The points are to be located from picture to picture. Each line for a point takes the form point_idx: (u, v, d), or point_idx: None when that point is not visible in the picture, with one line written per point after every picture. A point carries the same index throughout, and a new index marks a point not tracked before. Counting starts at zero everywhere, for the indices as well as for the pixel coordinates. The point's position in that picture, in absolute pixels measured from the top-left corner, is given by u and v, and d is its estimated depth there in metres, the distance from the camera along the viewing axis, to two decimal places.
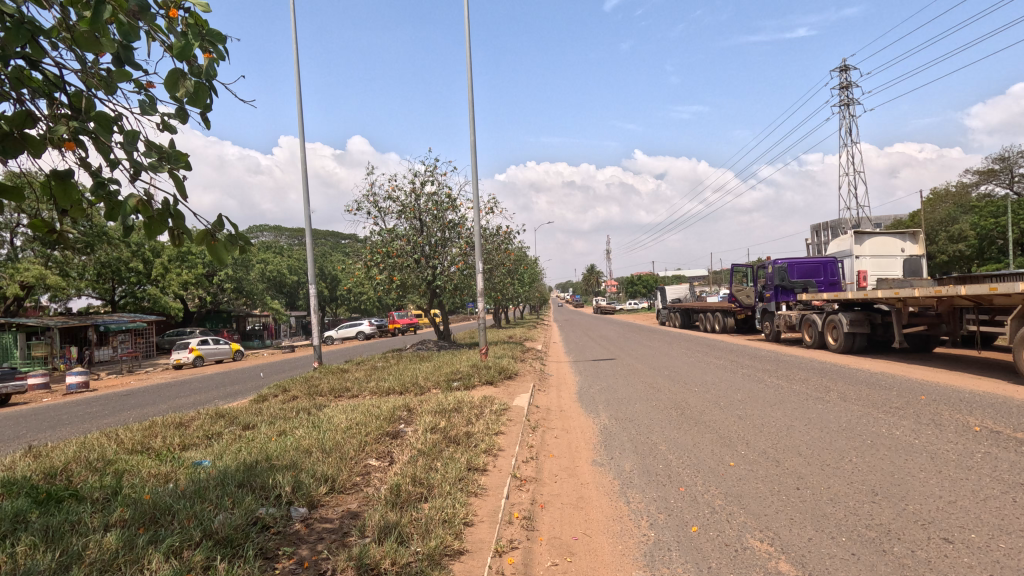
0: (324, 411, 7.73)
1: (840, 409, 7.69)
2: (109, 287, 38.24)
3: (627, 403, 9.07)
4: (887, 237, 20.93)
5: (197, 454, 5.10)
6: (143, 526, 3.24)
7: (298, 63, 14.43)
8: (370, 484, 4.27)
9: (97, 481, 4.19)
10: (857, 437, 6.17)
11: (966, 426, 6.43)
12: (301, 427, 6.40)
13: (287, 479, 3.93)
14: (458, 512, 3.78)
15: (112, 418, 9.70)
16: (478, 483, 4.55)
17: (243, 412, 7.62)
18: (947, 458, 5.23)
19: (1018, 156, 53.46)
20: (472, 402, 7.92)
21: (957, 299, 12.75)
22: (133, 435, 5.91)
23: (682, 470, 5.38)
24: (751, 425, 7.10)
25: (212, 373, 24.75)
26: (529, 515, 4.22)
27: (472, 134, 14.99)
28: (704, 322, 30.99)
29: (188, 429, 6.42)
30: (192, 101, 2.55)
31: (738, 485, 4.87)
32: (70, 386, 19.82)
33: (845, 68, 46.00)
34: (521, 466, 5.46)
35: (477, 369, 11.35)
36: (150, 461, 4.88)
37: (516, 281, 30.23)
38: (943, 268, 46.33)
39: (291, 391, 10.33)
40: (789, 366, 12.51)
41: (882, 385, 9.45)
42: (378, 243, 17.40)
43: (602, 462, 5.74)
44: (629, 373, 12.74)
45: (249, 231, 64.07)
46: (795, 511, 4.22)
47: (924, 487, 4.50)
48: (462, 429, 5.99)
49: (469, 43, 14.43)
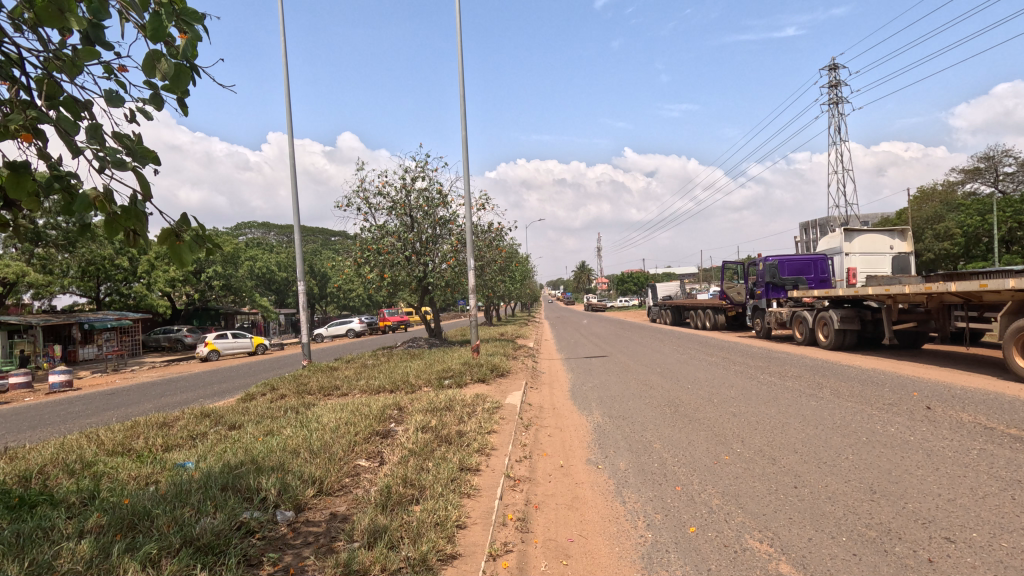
0: (312, 410, 7.56)
1: (833, 407, 7.65)
2: (93, 285, 37.62)
3: (621, 401, 9.00)
4: (876, 235, 21.14)
5: (180, 455, 4.94)
6: (120, 532, 3.08)
7: (285, 56, 14.19)
8: (359, 485, 4.14)
9: (74, 485, 4.03)
10: (853, 434, 6.12)
11: (961, 422, 6.40)
12: (288, 426, 6.25)
13: (272, 481, 3.79)
14: (450, 515, 3.67)
15: (93, 419, 9.45)
16: (471, 484, 4.44)
17: (229, 411, 7.44)
18: (944, 455, 5.18)
19: (1002, 155, 54.19)
20: (463, 400, 7.79)
21: (946, 296, 12.81)
22: (114, 436, 5.73)
23: (677, 468, 5.31)
24: (745, 422, 7.03)
25: (200, 372, 24.37)
26: (523, 517, 4.12)
27: (463, 129, 14.85)
28: (695, 319, 31.07)
29: (171, 429, 6.23)
30: (169, 85, 2.41)
31: (735, 484, 4.80)
32: (52, 385, 19.40)
33: (833, 67, 46.47)
34: (514, 465, 5.35)
35: (468, 367, 11.21)
36: (130, 462, 4.72)
37: (507, 279, 30.14)
38: (930, 266, 46.85)
39: (278, 390, 10.13)
40: (781, 363, 12.49)
41: (874, 381, 9.44)
42: (368, 239, 17.17)
43: (596, 461, 5.66)
44: (622, 371, 12.66)
45: (237, 228, 63.43)
46: (793, 510, 4.15)
47: (922, 485, 4.46)
48: (453, 429, 5.87)
49: (461, 36, 14.26)
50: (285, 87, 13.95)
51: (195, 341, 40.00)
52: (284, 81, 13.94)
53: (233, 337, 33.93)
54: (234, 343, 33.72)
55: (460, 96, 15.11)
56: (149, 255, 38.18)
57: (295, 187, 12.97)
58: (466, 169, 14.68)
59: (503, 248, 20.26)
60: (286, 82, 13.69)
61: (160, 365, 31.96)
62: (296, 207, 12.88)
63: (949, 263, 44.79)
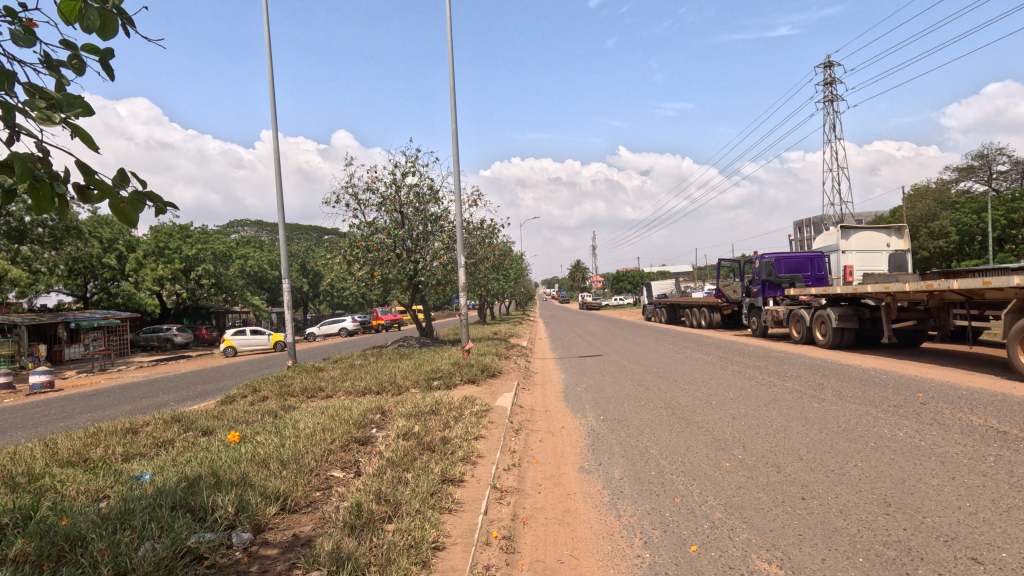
0: (291, 414, 7.17)
1: (836, 409, 7.34)
2: (81, 283, 37.03)
3: (616, 403, 8.66)
4: (873, 232, 20.98)
5: (139, 466, 4.56)
6: (47, 562, 2.71)
7: (269, 47, 13.72)
8: (329, 501, 3.78)
9: (11, 502, 3.64)
10: (860, 439, 5.81)
11: (971, 425, 6.10)
12: (261, 432, 5.87)
13: (230, 498, 3.42)
14: (427, 535, 3.31)
15: (64, 422, 9.01)
16: (452, 497, 4.09)
17: (203, 416, 7.05)
18: (959, 463, 4.87)
19: (996, 153, 54.25)
20: (451, 403, 7.41)
21: (947, 294, 12.55)
22: (72, 444, 5.33)
23: (676, 477, 4.98)
24: (746, 426, 6.71)
25: (187, 372, 23.91)
26: (509, 534, 3.77)
27: (453, 122, 14.46)
28: (691, 318, 30.81)
29: (137, 436, 5.84)
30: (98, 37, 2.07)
31: (739, 495, 4.48)
32: (34, 385, 18.92)
33: (828, 65, 46.38)
34: (502, 474, 5.00)
35: (458, 368, 10.85)
36: (83, 474, 4.33)
37: (501, 276, 29.74)
38: (925, 264, 46.85)
39: (260, 392, 9.74)
40: (780, 363, 12.18)
41: (877, 382, 9.14)
42: (357, 236, 16.74)
43: (590, 469, 5.32)
44: (617, 371, 12.33)
45: (229, 226, 62.79)
46: (802, 525, 3.82)
47: (939, 496, 4.14)
48: (438, 435, 5.51)
49: (451, 26, 13.85)
50: (269, 78, 13.49)
51: (185, 340, 39.50)
52: (269, 73, 13.49)
53: (251, 333, 35.09)
54: (252, 340, 34.72)
55: (451, 88, 14.69)
56: (138, 253, 38.05)
57: (280, 182, 12.56)
58: (457, 164, 14.30)
59: (496, 245, 19.86)
60: (270, 73, 13.23)
61: (148, 365, 31.50)
62: (281, 202, 12.45)
63: (943, 260, 44.75)
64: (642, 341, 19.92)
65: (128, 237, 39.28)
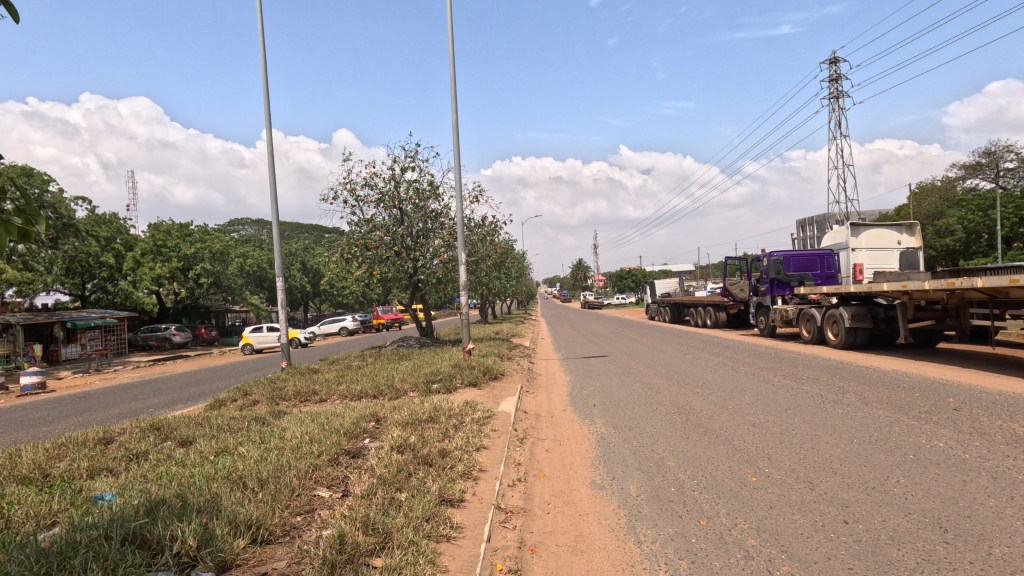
0: (279, 422, 6.69)
1: (863, 415, 6.86)
2: (79, 282, 36.66)
3: (626, 408, 8.18)
4: (883, 229, 20.53)
5: (101, 485, 4.09)
6: None
7: (262, 35, 13.17)
8: (310, 528, 3.31)
9: None
10: (896, 450, 5.33)
11: (1016, 435, 5.61)
12: (244, 443, 5.39)
13: (193, 529, 2.94)
14: (420, 571, 2.83)
15: (44, 428, 8.57)
16: (451, 522, 3.62)
17: (185, 423, 6.59)
18: (1015, 480, 4.37)
19: (1003, 151, 53.69)
20: (450, 409, 6.94)
21: (969, 293, 12.05)
22: (35, 457, 4.85)
23: (699, 495, 4.52)
24: (768, 434, 6.22)
25: (183, 373, 23.46)
26: (516, 567, 3.31)
27: (454, 113, 13.95)
28: (695, 317, 30.29)
29: (107, 447, 5.36)
30: None
31: (771, 516, 4.01)
32: (25, 387, 18.48)
33: (833, 61, 45.82)
34: (506, 492, 4.53)
35: (459, 369, 10.38)
36: (36, 494, 3.86)
37: (502, 275, 29.27)
38: (931, 262, 46.34)
39: (250, 396, 9.27)
40: (794, 364, 11.69)
41: (901, 385, 8.66)
42: (355, 234, 16.26)
43: (602, 484, 4.85)
44: (624, 373, 11.84)
45: (229, 224, 62.39)
46: (851, 556, 3.34)
47: (1003, 521, 3.66)
48: (436, 447, 5.04)
49: (451, 14, 13.28)
50: (262, 68, 12.95)
51: (183, 340, 39.05)
52: (262, 63, 12.95)
53: (267, 332, 35.52)
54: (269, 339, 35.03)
55: (451, 79, 14.14)
56: (135, 252, 37.84)
57: (274, 177, 12.05)
58: (458, 158, 13.80)
59: (498, 243, 19.34)
60: (263, 63, 12.69)
61: (145, 365, 31.04)
62: (275, 197, 11.96)
63: (950, 259, 44.18)
64: (648, 340, 19.42)
65: (126, 236, 38.88)
